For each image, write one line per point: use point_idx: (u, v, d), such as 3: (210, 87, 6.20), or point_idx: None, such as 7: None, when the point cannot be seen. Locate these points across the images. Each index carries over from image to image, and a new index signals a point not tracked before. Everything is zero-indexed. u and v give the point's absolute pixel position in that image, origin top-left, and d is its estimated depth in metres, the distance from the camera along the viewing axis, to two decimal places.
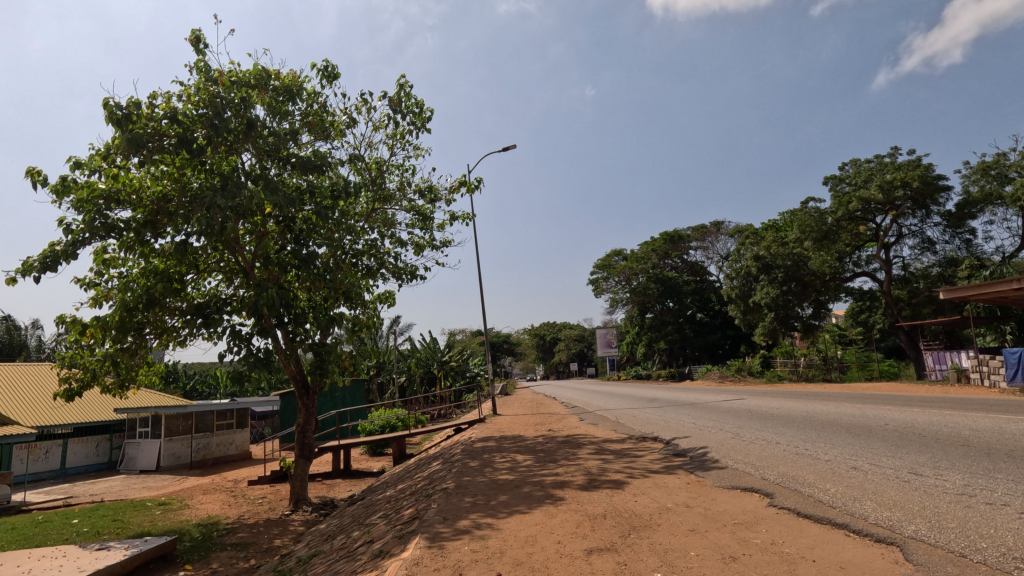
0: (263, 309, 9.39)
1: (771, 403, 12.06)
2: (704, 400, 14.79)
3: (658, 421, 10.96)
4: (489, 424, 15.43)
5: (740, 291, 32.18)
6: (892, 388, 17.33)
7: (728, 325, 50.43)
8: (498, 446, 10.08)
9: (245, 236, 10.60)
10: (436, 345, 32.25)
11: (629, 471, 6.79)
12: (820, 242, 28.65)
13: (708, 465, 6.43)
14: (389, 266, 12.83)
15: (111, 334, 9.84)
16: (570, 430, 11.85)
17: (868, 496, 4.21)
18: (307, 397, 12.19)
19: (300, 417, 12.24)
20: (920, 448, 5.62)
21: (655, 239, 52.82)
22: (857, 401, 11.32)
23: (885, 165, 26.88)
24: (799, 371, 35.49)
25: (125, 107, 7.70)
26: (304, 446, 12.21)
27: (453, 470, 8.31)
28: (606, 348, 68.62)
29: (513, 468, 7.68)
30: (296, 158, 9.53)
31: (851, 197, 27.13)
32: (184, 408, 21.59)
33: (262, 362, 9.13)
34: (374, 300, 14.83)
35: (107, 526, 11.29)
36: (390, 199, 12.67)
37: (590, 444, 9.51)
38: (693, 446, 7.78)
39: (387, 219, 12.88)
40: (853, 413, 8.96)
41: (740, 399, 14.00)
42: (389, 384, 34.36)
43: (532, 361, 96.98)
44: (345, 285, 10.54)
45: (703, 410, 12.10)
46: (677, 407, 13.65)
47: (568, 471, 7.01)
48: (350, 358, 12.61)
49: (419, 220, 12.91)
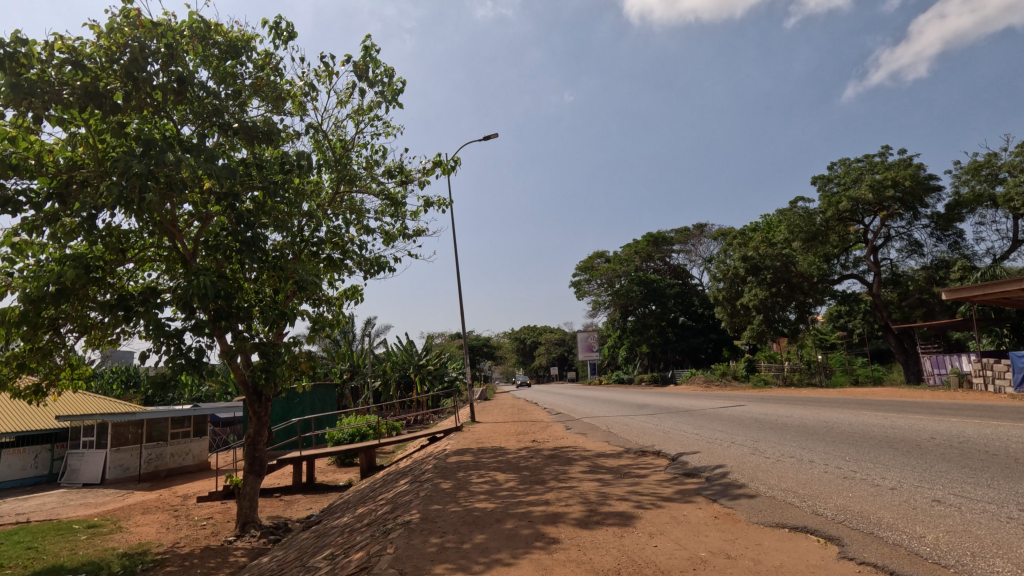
0: (195, 301, 7.78)
1: (778, 411, 10.93)
2: (701, 407, 13.65)
3: (656, 431, 9.76)
4: (466, 433, 14.07)
5: (728, 294, 31.27)
6: (893, 394, 16.41)
7: (711, 328, 49.79)
8: (475, 462, 8.75)
9: (186, 219, 9.12)
10: (413, 348, 30.77)
11: (635, 497, 5.53)
12: (809, 243, 28.02)
13: (734, 491, 5.19)
14: (354, 256, 11.46)
15: (16, 330, 8.31)
16: (557, 442, 10.59)
17: (996, 553, 3.04)
18: (261, 405, 10.69)
19: (251, 427, 10.72)
20: (1007, 473, 4.46)
21: (638, 241, 52.04)
22: (874, 409, 10.24)
23: (874, 164, 26.32)
24: (785, 375, 34.82)
25: (9, 45, 6.25)
26: (255, 462, 10.70)
27: (420, 494, 6.94)
28: (588, 352, 67.59)
29: (494, 492, 6.34)
30: (239, 125, 8.12)
31: (840, 196, 26.52)
32: (133, 417, 19.75)
33: (190, 363, 7.58)
34: (341, 296, 13.46)
35: (15, 557, 9.61)
36: (356, 181, 11.36)
37: (581, 459, 8.22)
38: (707, 464, 6.57)
39: (352, 205, 11.59)
40: (883, 423, 7.84)
41: (740, 406, 12.88)
42: (363, 389, 32.74)
43: (513, 365, 95.62)
44: (300, 275, 8.97)
45: (703, 419, 10.91)
46: (673, 414, 12.48)
47: (561, 497, 5.72)
48: (312, 363, 11.14)
49: (390, 206, 11.52)
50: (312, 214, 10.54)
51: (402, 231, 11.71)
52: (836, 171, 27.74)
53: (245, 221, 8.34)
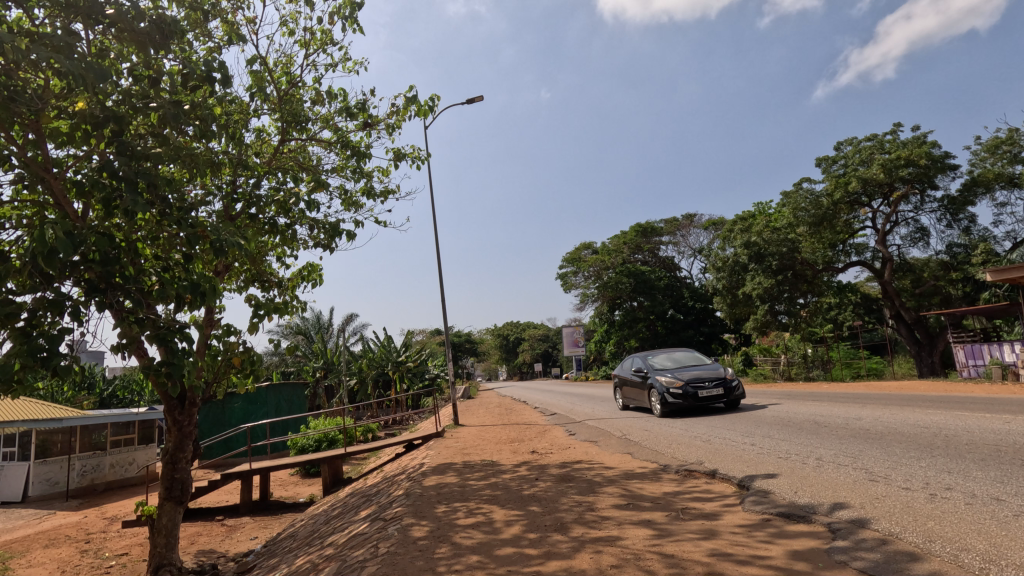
0: (44, 264, 5.25)
1: (834, 412, 8.92)
2: (727, 406, 11.57)
3: (694, 442, 7.58)
4: (450, 440, 11.81)
5: (728, 284, 29.26)
6: (930, 388, 14.64)
7: (701, 322, 48.28)
8: (461, 488, 6.44)
9: (68, 160, 6.68)
10: (391, 344, 28.33)
11: (732, 569, 3.30)
12: (816, 227, 26.21)
13: (917, 568, 2.96)
14: (305, 222, 9.07)
15: None
16: (565, 454, 8.40)
17: None
18: (183, 413, 8.43)
19: (169, 440, 8.41)
20: None
21: (626, 232, 50.18)
22: (956, 407, 8.25)
23: (884, 143, 24.60)
24: (782, 369, 33.26)
25: None
26: (173, 487, 8.28)
27: (379, 549, 4.62)
28: (574, 348, 65.67)
29: (490, 554, 4.03)
30: (118, 14, 5.72)
31: (849, 177, 24.81)
32: (61, 423, 17.11)
33: (37, 356, 5.03)
34: (295, 277, 11.08)
35: None
36: (306, 125, 8.96)
37: (607, 485, 5.96)
38: (810, 498, 4.38)
39: (305, 156, 9.36)
40: (1016, 430, 5.76)
41: (775, 405, 10.77)
42: (338, 388, 30.24)
43: (496, 362, 93.41)
44: (220, 236, 6.46)
45: (744, 422, 8.82)
46: (700, 416, 10.34)
47: (607, 569, 3.46)
48: (250, 360, 8.76)
49: (351, 157, 9.17)
50: (248, 162, 8.37)
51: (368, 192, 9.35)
52: (842, 151, 25.99)
53: (130, 149, 5.87)
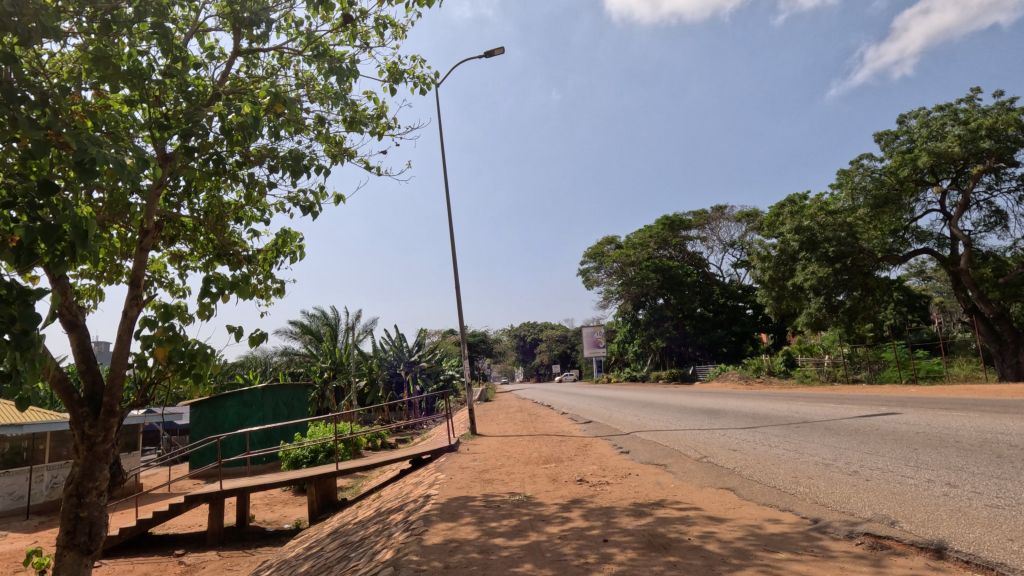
0: None
1: (1013, 428, 6.28)
2: (826, 416, 8.93)
3: (836, 477, 4.98)
4: (468, 458, 9.34)
5: (776, 275, 26.50)
6: None
7: (734, 321, 45.18)
8: (484, 561, 3.92)
9: None
10: (404, 344, 25.94)
11: None
12: (877, 210, 23.28)
13: None
14: (270, 163, 6.62)
15: None
16: (629, 489, 5.86)
17: None
18: (95, 426, 6.08)
19: (76, 464, 6.06)
20: None
21: (652, 225, 46.97)
22: None
23: (958, 112, 21.61)
24: (829, 370, 30.36)
25: None
26: (78, 530, 5.88)
27: None
28: (595, 348, 62.60)
29: None
30: None
31: (918, 152, 21.81)
32: (21, 429, 14.98)
33: None
34: (269, 249, 8.73)
35: None
36: (265, 28, 6.53)
37: (739, 566, 3.38)
38: None
39: (275, 82, 7.04)
40: None
41: (899, 416, 8.11)
42: (347, 390, 27.91)
43: (513, 363, 90.78)
44: (93, 154, 3.88)
45: (881, 442, 6.22)
46: (801, 431, 7.71)
47: None
48: (187, 354, 6.23)
49: (328, 70, 6.68)
50: (185, 79, 6.17)
51: (350, 125, 6.89)
52: (906, 125, 23.03)
53: None
